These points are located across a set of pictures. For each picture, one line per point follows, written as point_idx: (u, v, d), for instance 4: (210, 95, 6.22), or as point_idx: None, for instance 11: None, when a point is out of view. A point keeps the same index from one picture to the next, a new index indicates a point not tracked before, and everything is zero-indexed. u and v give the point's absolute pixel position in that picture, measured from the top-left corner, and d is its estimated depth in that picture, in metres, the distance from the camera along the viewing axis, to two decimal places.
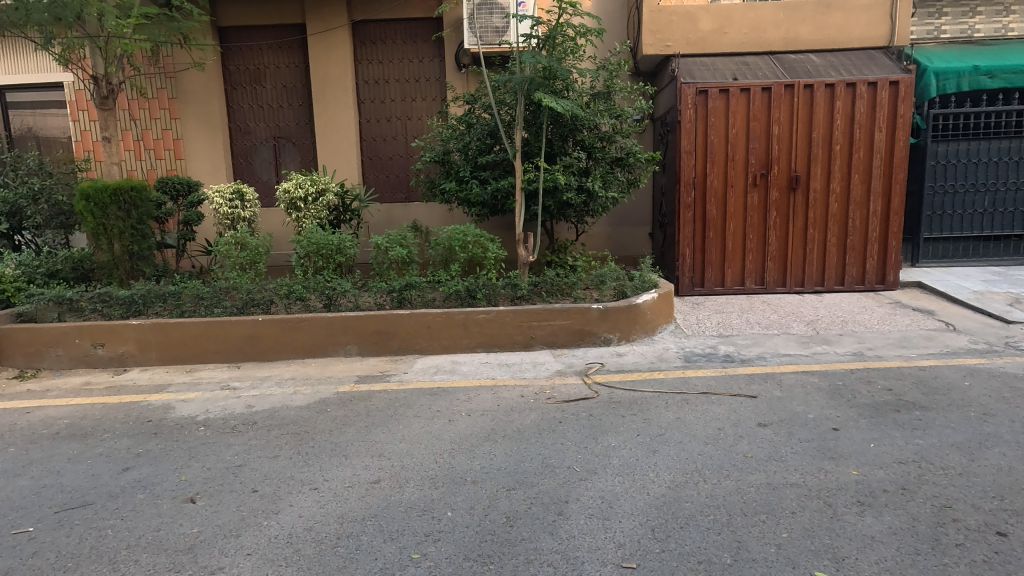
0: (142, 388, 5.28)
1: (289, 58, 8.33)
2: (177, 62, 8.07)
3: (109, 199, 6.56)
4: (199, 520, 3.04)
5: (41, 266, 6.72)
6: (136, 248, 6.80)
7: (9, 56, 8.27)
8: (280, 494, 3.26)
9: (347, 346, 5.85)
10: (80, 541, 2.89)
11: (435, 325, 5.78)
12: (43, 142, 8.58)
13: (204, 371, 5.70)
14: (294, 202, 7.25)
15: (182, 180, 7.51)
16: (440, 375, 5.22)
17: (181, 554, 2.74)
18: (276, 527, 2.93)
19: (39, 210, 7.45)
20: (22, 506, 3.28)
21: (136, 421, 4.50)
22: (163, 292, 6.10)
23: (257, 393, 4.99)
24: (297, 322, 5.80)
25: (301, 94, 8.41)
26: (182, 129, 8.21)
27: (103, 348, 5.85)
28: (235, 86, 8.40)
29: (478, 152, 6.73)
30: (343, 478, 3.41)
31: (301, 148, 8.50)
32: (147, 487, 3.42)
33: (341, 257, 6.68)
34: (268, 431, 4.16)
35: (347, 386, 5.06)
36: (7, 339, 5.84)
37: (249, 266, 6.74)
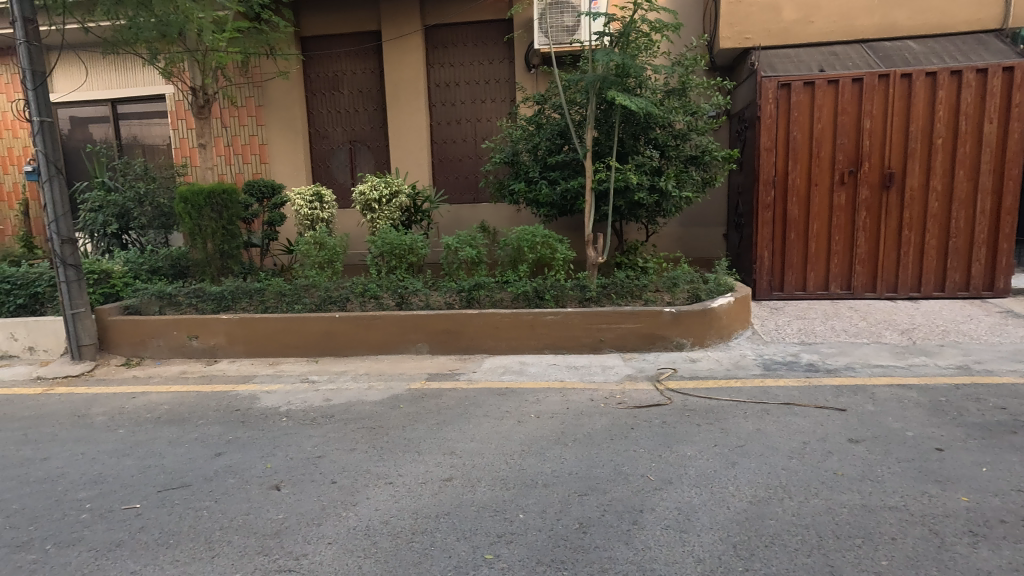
0: (231, 378, 5.65)
1: (364, 64, 8.64)
2: (264, 72, 8.58)
3: (204, 201, 7.06)
4: (284, 507, 3.20)
5: (145, 263, 7.33)
6: (226, 247, 7.28)
7: (122, 68, 9.07)
8: (357, 486, 3.38)
9: (417, 344, 5.98)
10: (180, 520, 3.12)
11: (503, 325, 5.81)
12: (147, 149, 9.36)
13: (286, 364, 6.02)
14: (369, 203, 7.52)
15: (268, 183, 7.96)
16: (508, 376, 5.24)
17: (268, 539, 2.89)
18: (355, 518, 3.04)
19: (144, 211, 8.15)
20: (130, 484, 3.57)
21: (226, 409, 4.81)
22: (250, 289, 6.49)
23: (334, 387, 5.22)
24: (371, 320, 6.00)
25: (376, 99, 8.70)
26: (267, 135, 8.71)
27: (197, 340, 6.31)
28: (315, 93, 8.80)
29: (547, 152, 6.71)
30: (417, 474, 3.49)
31: (375, 151, 8.80)
32: (237, 473, 3.64)
33: (413, 256, 6.85)
34: (345, 424, 4.33)
35: (418, 383, 5.18)
36: (116, 329, 6.43)
37: (327, 265, 7.04)
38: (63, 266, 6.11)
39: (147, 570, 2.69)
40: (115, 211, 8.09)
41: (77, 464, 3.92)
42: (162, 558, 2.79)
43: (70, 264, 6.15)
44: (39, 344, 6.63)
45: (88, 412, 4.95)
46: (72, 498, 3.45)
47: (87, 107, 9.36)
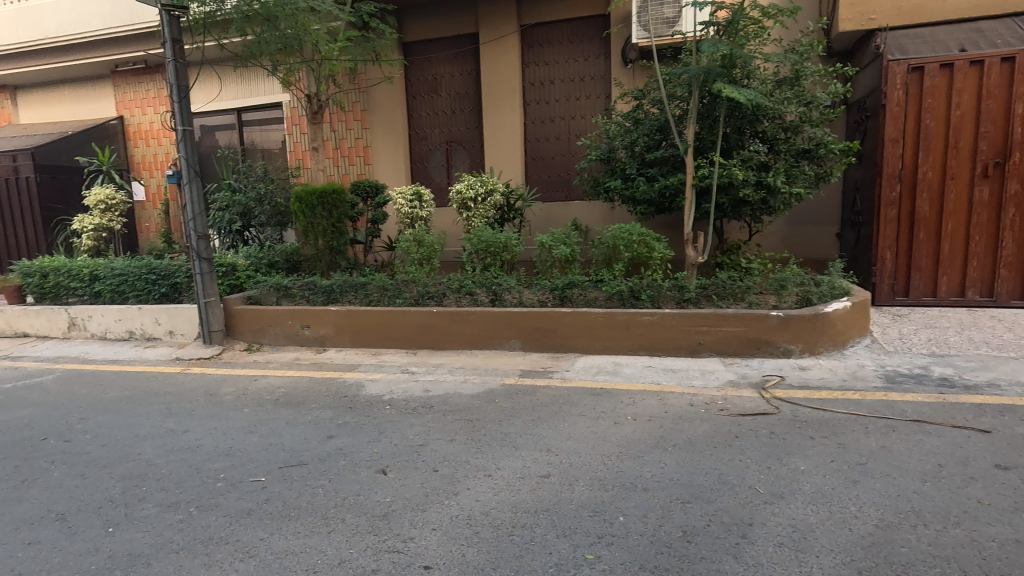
0: (338, 366, 6.05)
1: (462, 66, 8.88)
2: (370, 78, 9.07)
3: (316, 201, 7.59)
4: (391, 490, 3.37)
5: (264, 258, 8.01)
6: (335, 243, 7.79)
7: (248, 80, 9.94)
8: (458, 476, 3.48)
9: (510, 341, 6.07)
10: (299, 495, 3.37)
11: (597, 324, 5.75)
12: (266, 153, 10.22)
13: (387, 355, 6.34)
14: (466, 202, 7.69)
15: (372, 183, 8.39)
16: (602, 376, 5.18)
17: (378, 519, 3.05)
18: (457, 507, 3.13)
19: (264, 210, 8.91)
20: (256, 458, 3.93)
21: (335, 394, 5.15)
22: (355, 283, 6.89)
23: (432, 378, 5.43)
24: (466, 315, 6.17)
25: (472, 100, 8.92)
26: (371, 138, 9.20)
27: (308, 329, 6.80)
28: (415, 96, 9.16)
29: (645, 148, 6.55)
30: (515, 469, 3.54)
31: (470, 150, 9.02)
32: (347, 455, 3.88)
33: (507, 254, 6.95)
34: (444, 415, 4.49)
35: (512, 378, 5.26)
36: (240, 317, 7.08)
37: (425, 262, 7.33)
38: (199, 260, 6.83)
39: (274, 538, 2.94)
40: (239, 210, 8.89)
41: (212, 437, 4.37)
42: (286, 528, 3.03)
43: (205, 258, 6.87)
44: (178, 328, 7.46)
45: (219, 391, 5.50)
46: (208, 467, 3.84)
47: (218, 116, 10.37)
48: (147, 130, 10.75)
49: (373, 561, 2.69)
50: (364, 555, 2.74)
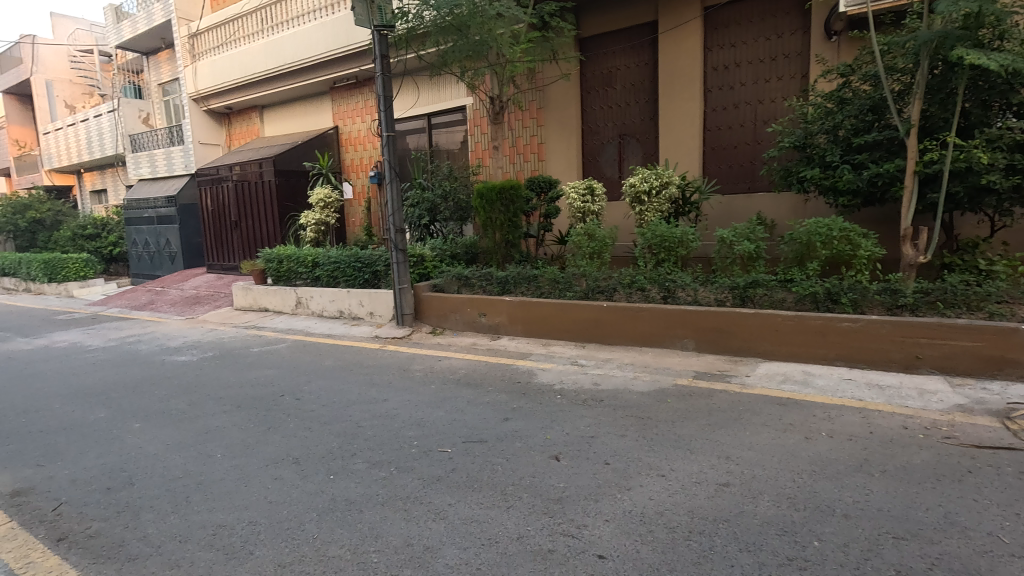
0: (512, 353, 6.40)
1: (639, 57, 8.68)
2: (546, 76, 9.34)
3: (495, 196, 8.05)
4: (564, 477, 3.47)
5: (448, 250, 8.74)
6: (510, 237, 8.18)
7: (446, 90, 10.81)
8: (630, 472, 3.46)
9: (683, 340, 5.83)
10: (480, 469, 3.65)
11: (784, 328, 5.25)
12: (450, 153, 11.12)
13: (556, 346, 6.52)
14: (639, 195, 7.48)
15: (546, 179, 8.64)
16: (789, 386, 4.71)
17: (552, 503, 3.17)
18: (630, 502, 3.12)
19: (448, 206, 9.72)
20: (443, 431, 4.34)
21: (510, 379, 5.47)
22: (528, 275, 7.19)
23: (601, 372, 5.46)
24: (636, 312, 6.07)
25: (649, 90, 8.68)
26: (546, 135, 9.48)
27: (485, 317, 7.28)
28: (589, 91, 9.20)
29: (852, 132, 5.76)
30: (691, 473, 3.40)
31: (645, 143, 8.80)
32: (522, 438, 4.09)
33: (683, 249, 6.66)
34: (614, 410, 4.49)
35: (686, 379, 5.05)
36: (427, 303, 7.85)
37: (596, 256, 7.35)
38: (396, 251, 7.71)
39: (460, 505, 3.22)
40: (427, 206, 9.79)
41: (406, 407, 4.93)
42: (470, 498, 3.30)
43: (400, 249, 7.73)
44: (377, 310, 8.54)
45: (410, 367, 6.18)
46: (404, 433, 4.35)
47: (412, 121, 11.56)
48: (356, 137, 12.40)
49: (549, 542, 2.81)
50: (540, 534, 2.87)
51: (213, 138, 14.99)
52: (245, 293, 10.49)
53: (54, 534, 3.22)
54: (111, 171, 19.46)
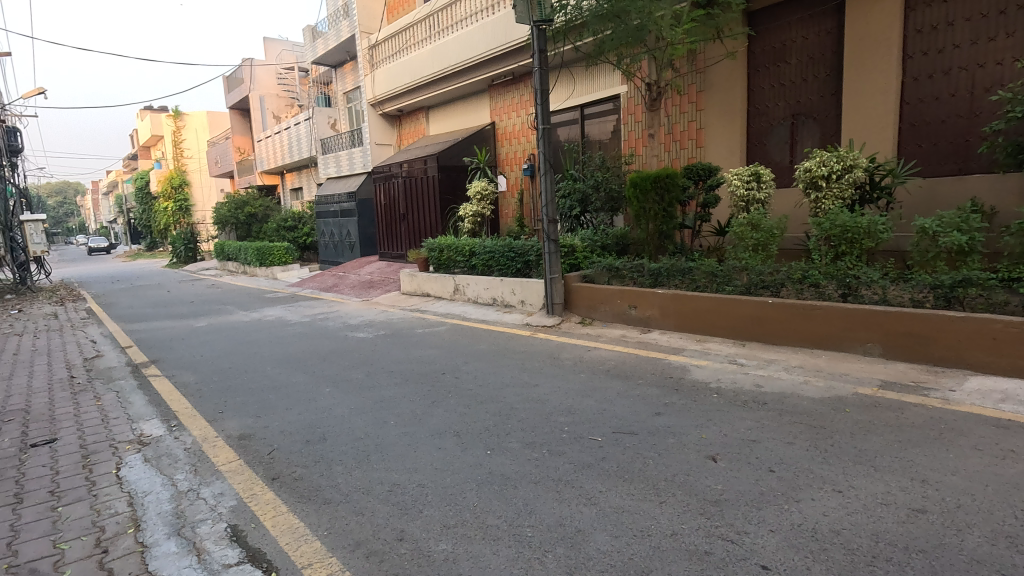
0: (663, 348, 6.21)
1: (820, 26, 7.76)
2: (709, 57, 8.80)
3: (650, 185, 7.81)
4: (722, 479, 3.30)
5: (599, 240, 8.71)
6: (664, 228, 7.88)
7: (600, 79, 10.72)
8: (799, 483, 3.17)
9: (867, 344, 5.16)
10: (632, 461, 3.62)
11: (1004, 337, 4.39)
12: (602, 143, 11.03)
13: (712, 343, 6.17)
14: (815, 181, 6.71)
15: (705, 166, 8.17)
16: (1010, 406, 3.93)
17: (709, 504, 3.03)
18: (800, 516, 2.86)
19: (599, 197, 9.66)
20: (593, 420, 4.37)
21: (662, 374, 5.32)
22: (682, 268, 6.89)
23: (764, 374, 5.06)
24: (808, 310, 5.51)
25: (830, 62, 7.73)
26: (706, 120, 8.95)
27: (635, 309, 7.15)
28: (758, 69, 8.46)
29: None
30: (875, 493, 3.01)
31: (823, 122, 7.88)
32: (676, 435, 3.96)
33: (869, 242, 5.87)
34: (779, 415, 4.14)
35: (869, 388, 4.47)
36: (577, 293, 7.93)
37: (760, 248, 6.79)
38: (548, 241, 7.89)
39: (611, 494, 3.23)
40: (578, 197, 9.84)
41: (557, 394, 5.05)
42: (622, 488, 3.30)
43: (552, 240, 7.89)
44: (528, 299, 8.83)
45: (560, 356, 6.31)
46: (555, 419, 4.47)
47: (565, 113, 11.69)
48: (511, 131, 12.86)
49: (705, 543, 2.70)
50: (696, 534, 2.77)
51: (386, 139, 16.64)
52: (411, 279, 11.53)
53: (269, 473, 3.88)
54: (306, 171, 22.61)
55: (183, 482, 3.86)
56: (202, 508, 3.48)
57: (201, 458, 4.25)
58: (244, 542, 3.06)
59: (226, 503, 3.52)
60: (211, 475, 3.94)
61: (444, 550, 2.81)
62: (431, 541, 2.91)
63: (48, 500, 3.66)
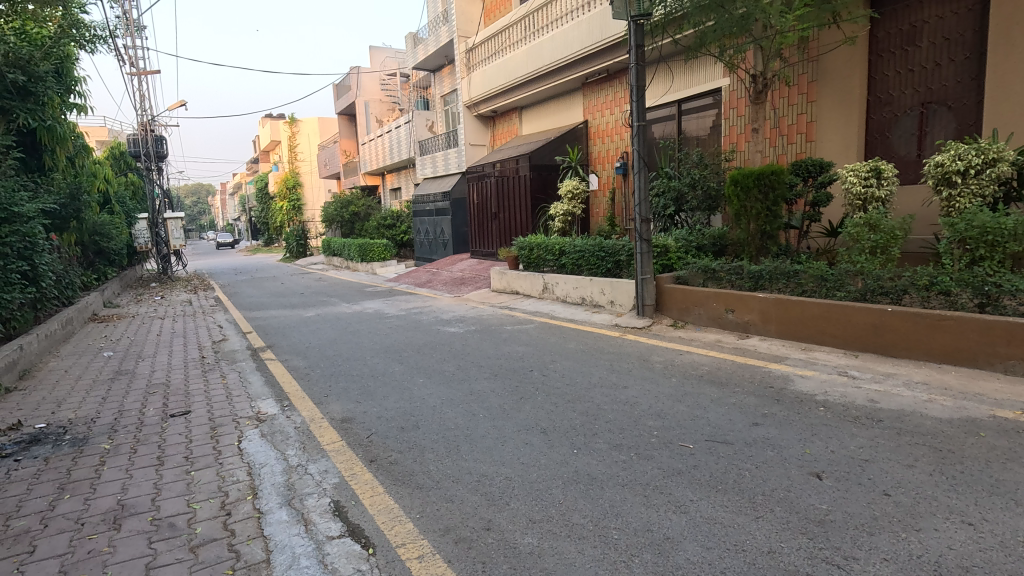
0: (763, 355, 5.85)
1: (959, 4, 6.93)
2: (823, 44, 8.15)
3: (752, 183, 7.38)
4: (828, 498, 3.06)
5: (694, 240, 8.38)
6: (767, 228, 7.42)
7: (700, 72, 10.29)
8: (921, 511, 2.86)
9: (1008, 361, 4.57)
10: (726, 471, 3.46)
11: None
12: (700, 139, 10.58)
13: (819, 352, 5.74)
14: (948, 176, 6.03)
15: (815, 161, 7.58)
16: None
17: (813, 524, 2.83)
18: (920, 546, 2.59)
19: (695, 195, 9.28)
20: (685, 426, 4.22)
21: (760, 383, 5.03)
22: (787, 270, 6.46)
23: (880, 389, 4.61)
24: (937, 321, 4.96)
25: (970, 43, 6.89)
26: (818, 112, 8.31)
27: (733, 313, 6.81)
28: (881, 54, 7.71)
29: None
30: (1015, 529, 2.66)
31: (960, 111, 7.03)
32: (776, 448, 3.73)
33: (1015, 245, 5.18)
34: (897, 434, 3.76)
35: (1010, 412, 3.95)
36: (669, 295, 7.68)
37: (879, 251, 6.20)
38: (640, 241, 7.71)
39: (703, 503, 3.11)
40: (673, 195, 9.50)
41: (646, 397, 4.93)
42: (714, 498, 3.16)
43: (645, 239, 7.71)
44: (618, 299, 8.70)
45: (650, 358, 6.16)
46: (644, 422, 4.37)
47: (662, 109, 11.35)
48: (605, 129, 12.69)
49: (807, 565, 2.52)
50: (796, 554, 2.60)
51: (480, 140, 17.06)
52: (501, 276, 11.74)
53: (368, 456, 4.14)
54: (405, 172, 23.74)
55: (293, 458, 4.22)
56: (310, 482, 3.78)
57: (309, 437, 4.61)
58: (345, 517, 3.29)
59: (330, 480, 3.80)
60: (317, 453, 4.27)
61: (530, 544, 2.85)
62: (517, 533, 2.96)
63: (183, 464, 4.16)
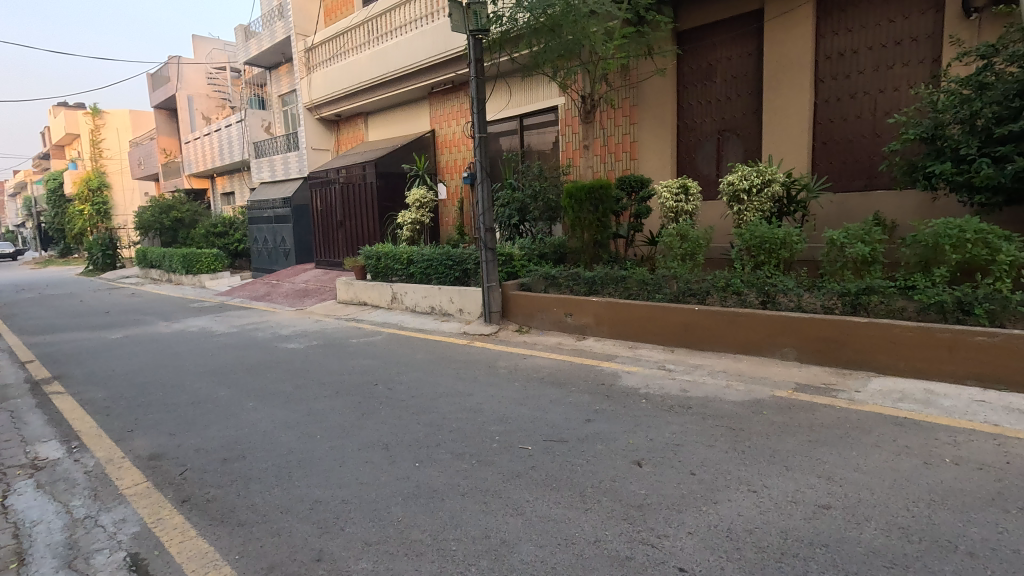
0: (597, 355, 6.32)
1: (742, 49, 8.21)
2: (641, 72, 9.09)
3: (584, 196, 7.98)
4: (646, 484, 3.36)
5: (536, 249, 8.79)
6: (599, 237, 8.08)
7: (539, 90, 10.86)
8: (718, 485, 3.28)
9: (784, 349, 5.47)
10: (560, 469, 3.63)
11: (905, 341, 4.78)
12: (541, 154, 11.17)
13: (644, 349, 6.36)
14: (737, 194, 7.07)
15: (637, 178, 8.41)
16: (907, 405, 4.28)
17: (632, 509, 3.08)
18: (717, 516, 2.96)
19: (537, 206, 9.77)
20: (526, 428, 4.37)
21: (593, 381, 5.40)
22: (616, 276, 7.06)
23: (691, 379, 5.24)
24: (734, 317, 5.77)
25: (751, 82, 8.19)
26: (638, 133, 9.24)
27: (571, 317, 7.26)
28: (687, 86, 8.85)
29: (994, 120, 5.31)
30: (786, 491, 3.17)
31: (746, 139, 8.31)
32: (605, 441, 4.01)
33: (785, 252, 6.24)
34: (703, 418, 4.29)
35: (785, 391, 4.72)
36: (514, 301, 7.96)
37: (688, 258, 7.07)
38: (485, 249, 7.89)
39: (539, 503, 3.23)
40: (517, 206, 9.90)
41: (491, 403, 5.03)
42: (549, 496, 3.30)
43: (489, 248, 7.90)
44: (466, 307, 8.79)
45: (496, 364, 6.30)
46: (488, 428, 4.43)
47: (504, 123, 11.76)
48: (451, 139, 12.84)
49: (627, 548, 2.74)
50: (618, 540, 2.81)
51: (323, 144, 16.19)
52: (347, 287, 11.21)
53: (180, 496, 3.63)
54: (238, 175, 21.64)
55: (79, 509, 3.55)
56: (100, 536, 3.20)
57: (103, 482, 3.92)
58: (144, 571, 2.83)
59: (128, 530, 3.26)
60: (113, 500, 3.64)
61: (364, 570, 2.71)
62: (351, 559, 2.80)
63: None
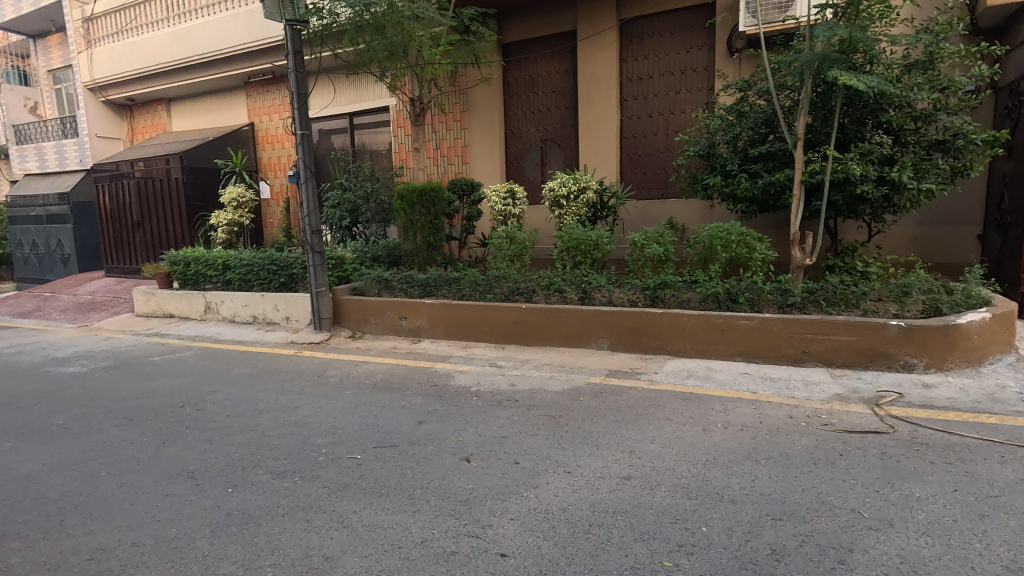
0: (432, 356, 6.35)
1: (559, 65, 8.89)
2: (469, 79, 9.35)
3: (416, 198, 7.97)
4: (473, 478, 3.48)
5: (368, 252, 8.54)
6: (432, 240, 8.14)
7: (369, 89, 10.57)
8: (538, 470, 3.53)
9: (599, 340, 6.06)
10: (389, 475, 3.59)
11: (691, 327, 5.60)
12: (373, 154, 10.89)
13: (477, 348, 6.55)
14: (558, 199, 7.64)
15: (468, 182, 8.66)
16: (693, 381, 5.03)
17: (459, 505, 3.17)
18: (535, 500, 3.18)
19: (370, 207, 9.50)
20: (356, 437, 4.24)
21: (427, 383, 5.43)
22: (449, 278, 7.17)
23: (519, 373, 5.53)
24: (557, 313, 6.23)
25: (568, 96, 8.92)
26: (469, 138, 9.49)
27: (406, 320, 7.19)
28: (512, 95, 9.31)
29: (749, 142, 6.50)
30: (596, 468, 3.52)
31: (565, 149, 9.01)
32: (435, 441, 4.06)
33: (598, 252, 6.91)
34: (528, 410, 4.56)
35: (599, 378, 5.23)
36: (346, 306, 7.64)
37: (516, 259, 7.45)
38: (311, 252, 7.44)
39: (365, 512, 3.15)
40: (348, 207, 9.53)
41: (319, 414, 4.78)
42: (377, 504, 3.24)
43: (317, 251, 7.48)
44: (293, 315, 8.22)
45: (325, 373, 5.99)
46: (313, 441, 4.20)
47: (332, 120, 11.23)
48: (273, 134, 11.92)
49: (452, 543, 2.81)
50: (444, 537, 2.86)
51: (112, 132, 13.87)
52: (147, 297, 9.76)
53: None
54: None
55: None
56: None
57: None
58: None
59: None
60: None
61: None
62: None
63: None
